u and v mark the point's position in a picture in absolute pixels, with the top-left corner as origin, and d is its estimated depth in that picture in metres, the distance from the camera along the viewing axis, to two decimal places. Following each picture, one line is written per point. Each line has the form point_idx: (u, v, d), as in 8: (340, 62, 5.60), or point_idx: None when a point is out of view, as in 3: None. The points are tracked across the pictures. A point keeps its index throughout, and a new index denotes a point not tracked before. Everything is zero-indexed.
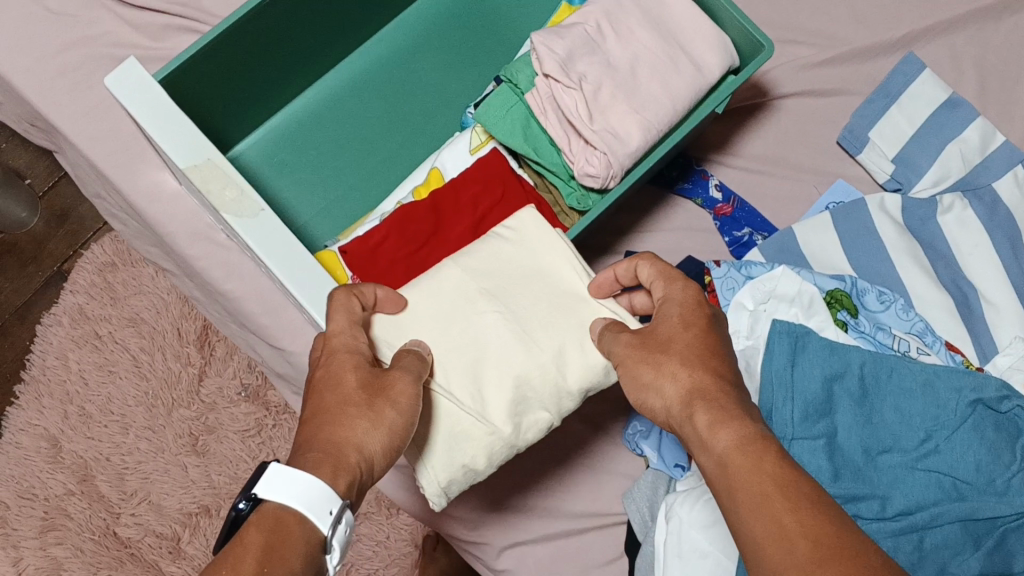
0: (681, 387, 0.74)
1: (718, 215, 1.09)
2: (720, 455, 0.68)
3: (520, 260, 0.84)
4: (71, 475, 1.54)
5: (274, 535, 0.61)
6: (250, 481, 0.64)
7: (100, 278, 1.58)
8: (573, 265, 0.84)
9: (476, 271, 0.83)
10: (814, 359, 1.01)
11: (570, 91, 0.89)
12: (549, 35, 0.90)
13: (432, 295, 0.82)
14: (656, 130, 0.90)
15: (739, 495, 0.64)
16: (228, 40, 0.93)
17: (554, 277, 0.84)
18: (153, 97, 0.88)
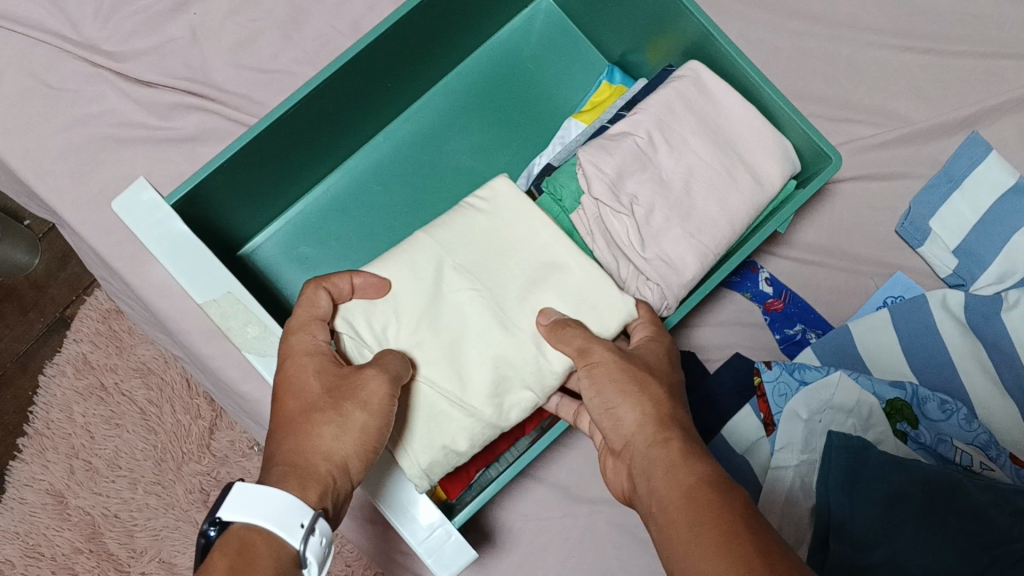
0: (641, 424, 0.72)
1: (768, 310, 1.03)
2: (671, 494, 0.65)
3: (496, 234, 0.82)
4: (79, 532, 1.47)
5: (245, 559, 0.58)
6: (215, 505, 0.62)
7: (104, 326, 1.53)
8: (554, 234, 0.81)
9: (452, 246, 0.80)
10: (872, 478, 0.91)
11: (620, 216, 0.82)
12: (597, 151, 0.82)
13: (412, 272, 0.79)
14: (712, 254, 0.83)
15: (696, 534, 0.60)
16: (258, 144, 0.89)
17: (532, 246, 0.82)
18: (166, 223, 0.81)
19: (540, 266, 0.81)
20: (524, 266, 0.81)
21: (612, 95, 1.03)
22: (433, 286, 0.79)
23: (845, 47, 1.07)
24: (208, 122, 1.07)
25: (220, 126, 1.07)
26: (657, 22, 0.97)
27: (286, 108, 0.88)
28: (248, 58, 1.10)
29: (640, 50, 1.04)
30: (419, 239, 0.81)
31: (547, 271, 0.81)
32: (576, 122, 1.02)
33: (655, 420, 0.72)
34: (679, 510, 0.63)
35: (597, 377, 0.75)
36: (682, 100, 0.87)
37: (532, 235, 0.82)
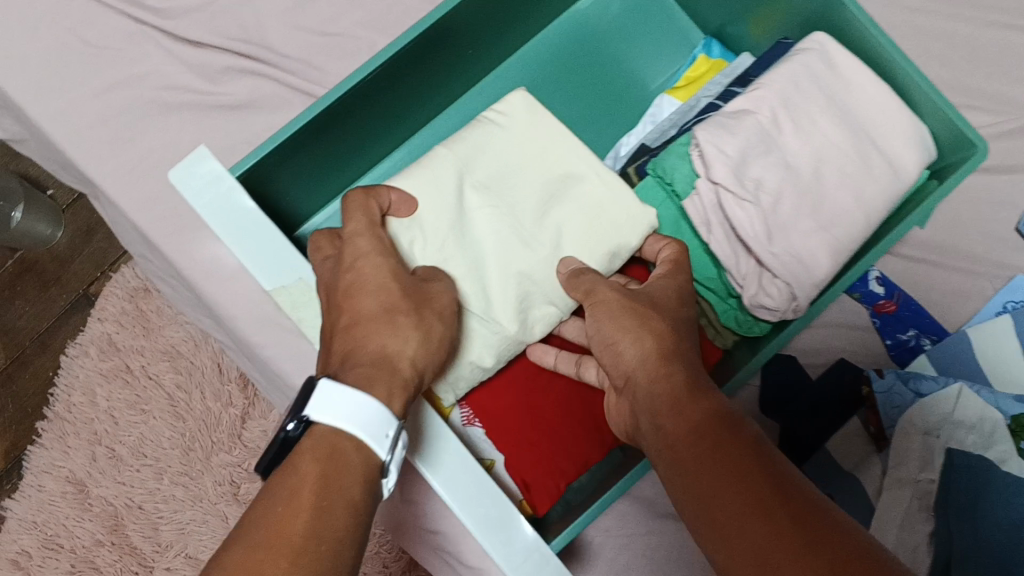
0: (641, 365, 0.65)
1: (879, 312, 0.95)
2: (692, 446, 0.57)
3: (511, 149, 0.78)
4: (100, 523, 1.38)
5: (335, 470, 0.51)
6: (298, 401, 0.53)
7: (131, 305, 1.43)
8: (572, 145, 0.78)
9: (469, 160, 0.76)
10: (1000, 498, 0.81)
11: (743, 204, 0.72)
12: (716, 130, 0.72)
13: (431, 184, 0.74)
14: (847, 250, 0.73)
15: (702, 488, 0.54)
16: (335, 111, 0.80)
17: (550, 159, 0.78)
18: (229, 198, 0.72)
19: (558, 179, 0.77)
20: (539, 178, 0.77)
21: (711, 69, 0.92)
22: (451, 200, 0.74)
23: (963, 26, 0.99)
24: (262, 88, 0.98)
25: (273, 92, 0.98)
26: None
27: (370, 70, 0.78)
28: (307, 20, 1.00)
29: (742, 23, 0.93)
30: (436, 154, 0.77)
31: (563, 184, 0.77)
32: (669, 99, 0.92)
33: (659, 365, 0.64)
34: (700, 464, 0.55)
35: (596, 313, 0.70)
36: (809, 75, 0.77)
37: (547, 150, 0.78)
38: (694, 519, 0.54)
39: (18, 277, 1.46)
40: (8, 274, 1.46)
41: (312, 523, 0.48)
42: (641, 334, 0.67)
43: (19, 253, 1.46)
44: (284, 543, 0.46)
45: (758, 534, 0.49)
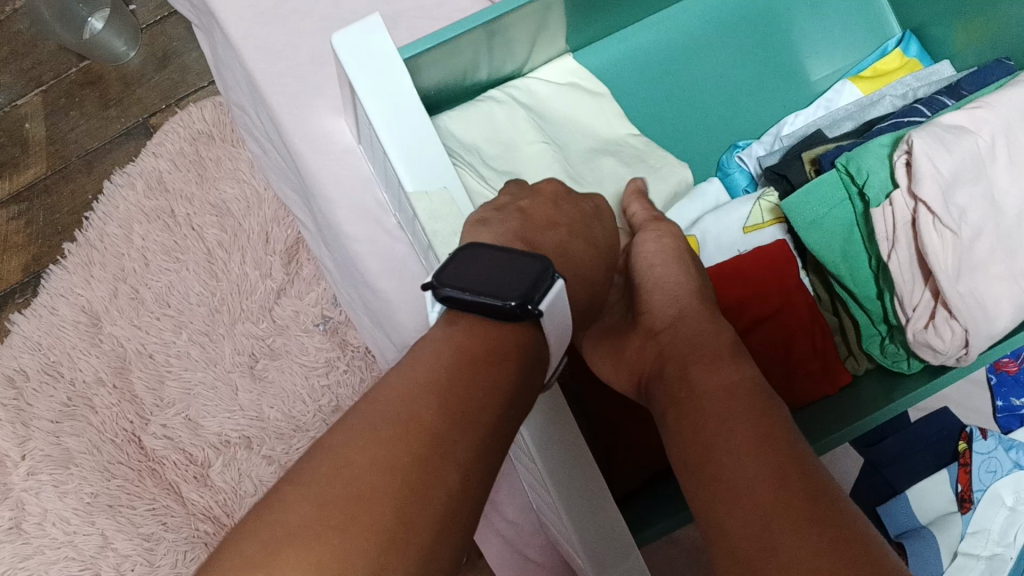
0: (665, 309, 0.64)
1: (998, 370, 0.89)
2: (704, 388, 0.56)
3: (568, 103, 0.84)
4: (107, 363, 1.32)
5: (507, 345, 0.49)
6: (522, 282, 0.50)
7: (191, 148, 1.36)
8: (612, 111, 0.86)
9: (532, 100, 0.82)
10: None
11: (941, 229, 0.65)
12: (933, 142, 0.65)
13: (488, 115, 0.78)
14: None
15: (729, 426, 0.52)
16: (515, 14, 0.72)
17: (595, 120, 0.85)
18: (391, 81, 0.64)
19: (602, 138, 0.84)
20: (586, 134, 0.83)
21: (903, 69, 0.87)
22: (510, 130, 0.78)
23: None
24: None
25: None
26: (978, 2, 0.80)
27: None
28: None
29: (948, 25, 0.85)
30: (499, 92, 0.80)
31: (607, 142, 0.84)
32: (852, 87, 0.86)
33: (689, 314, 0.63)
34: (721, 413, 0.53)
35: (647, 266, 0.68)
36: None
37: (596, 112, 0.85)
38: (685, 458, 0.53)
39: (80, 88, 1.38)
40: (70, 82, 1.38)
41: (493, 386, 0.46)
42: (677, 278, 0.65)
43: (86, 63, 1.39)
44: (469, 391, 0.45)
45: (765, 498, 0.47)
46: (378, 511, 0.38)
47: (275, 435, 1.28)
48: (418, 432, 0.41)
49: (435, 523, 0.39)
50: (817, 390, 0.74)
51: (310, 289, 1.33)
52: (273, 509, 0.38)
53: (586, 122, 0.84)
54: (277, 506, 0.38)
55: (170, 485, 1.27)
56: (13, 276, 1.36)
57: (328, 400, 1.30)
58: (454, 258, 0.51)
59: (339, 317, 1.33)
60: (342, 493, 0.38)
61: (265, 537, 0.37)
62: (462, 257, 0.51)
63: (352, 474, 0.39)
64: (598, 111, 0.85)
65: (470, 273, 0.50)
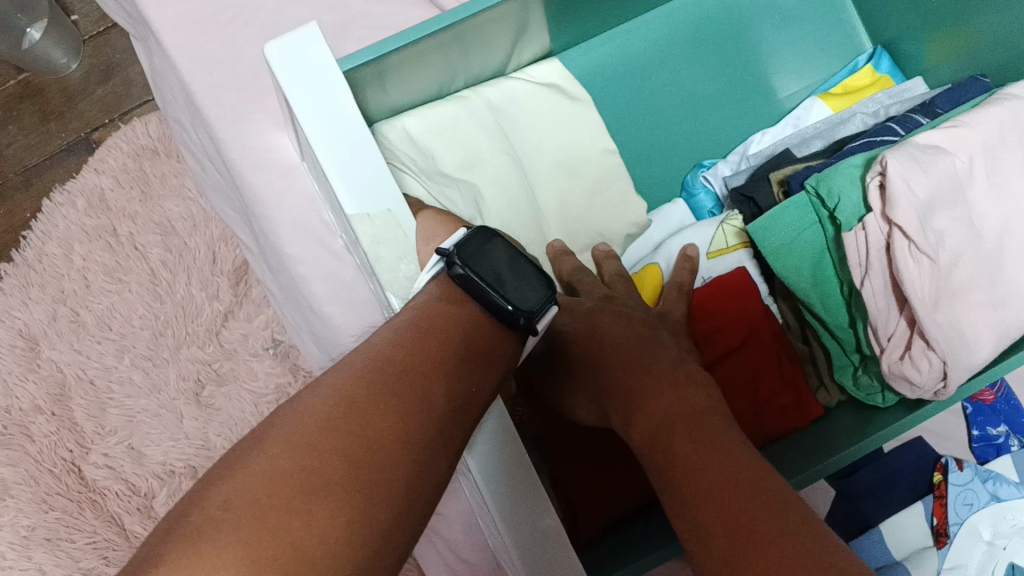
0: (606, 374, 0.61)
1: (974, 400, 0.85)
2: (700, 475, 0.50)
3: (546, 114, 0.79)
4: (45, 389, 1.25)
5: (496, 337, 0.55)
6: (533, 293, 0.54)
7: (135, 165, 1.30)
8: (591, 120, 0.81)
9: (500, 107, 0.77)
10: None
11: (917, 256, 0.61)
12: (909, 163, 0.62)
13: (448, 129, 0.74)
14: (1011, 335, 0.64)
15: (683, 447, 0.53)
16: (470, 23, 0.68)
17: (574, 130, 0.80)
18: (332, 96, 0.59)
19: (572, 153, 0.80)
20: (554, 148, 0.79)
21: (875, 85, 0.83)
22: (469, 148, 0.75)
23: None
24: None
25: None
26: (954, 17, 0.77)
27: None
28: None
29: (921, 39, 0.82)
30: (465, 98, 0.76)
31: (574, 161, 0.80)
32: (821, 104, 0.83)
33: (645, 386, 0.58)
34: (679, 438, 0.53)
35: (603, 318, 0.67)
36: (1016, 125, 0.66)
37: (576, 123, 0.80)
38: (669, 510, 0.51)
39: (18, 102, 1.32)
40: (7, 95, 1.32)
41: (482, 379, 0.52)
42: (618, 336, 0.63)
43: (24, 74, 1.32)
44: (468, 382, 0.51)
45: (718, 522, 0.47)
46: (387, 483, 0.44)
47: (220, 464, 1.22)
48: (424, 411, 0.47)
49: (423, 503, 0.46)
50: (785, 424, 0.70)
51: (260, 311, 1.28)
52: (295, 451, 0.43)
53: (562, 132, 0.80)
54: (292, 438, 0.43)
55: (112, 518, 1.21)
56: None
57: None
58: (483, 240, 0.55)
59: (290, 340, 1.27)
60: (361, 451, 0.44)
61: (287, 477, 0.42)
62: (485, 238, 0.55)
63: (366, 437, 0.44)
64: (577, 122, 0.80)
65: (488, 260, 0.54)
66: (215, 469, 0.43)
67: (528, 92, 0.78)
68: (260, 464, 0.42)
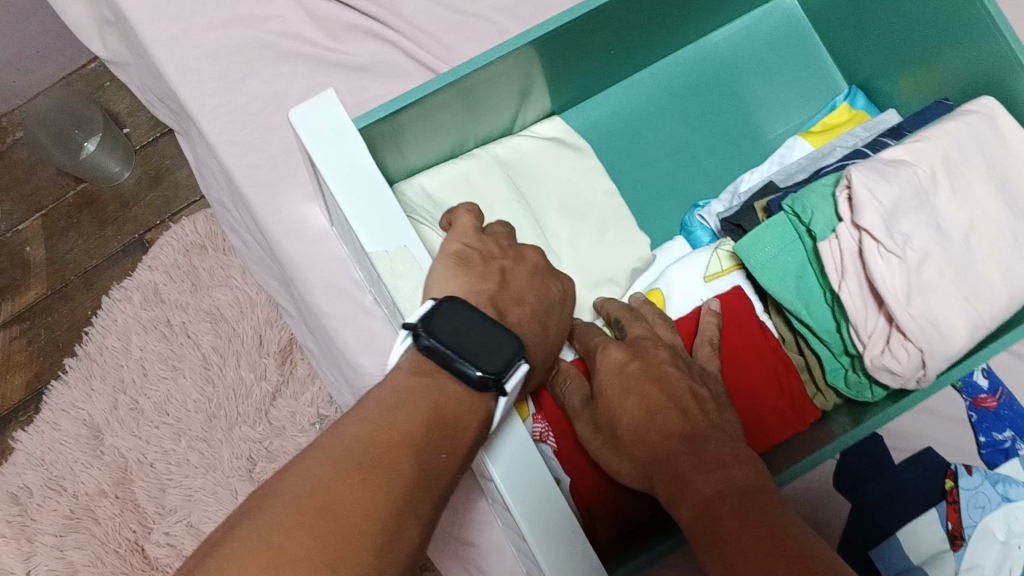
0: (644, 433, 0.64)
1: (977, 406, 0.89)
2: (745, 556, 0.52)
3: (552, 165, 0.87)
4: (108, 474, 1.33)
5: (467, 405, 0.55)
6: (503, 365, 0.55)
7: (185, 260, 1.40)
8: (592, 167, 0.88)
9: (506, 161, 0.85)
10: None
11: (888, 257, 0.67)
12: (873, 175, 0.68)
13: (459, 180, 0.83)
14: (985, 327, 0.68)
15: (725, 529, 0.54)
16: (474, 80, 0.76)
17: (577, 178, 0.87)
18: (349, 148, 0.68)
19: (578, 198, 0.87)
20: (560, 194, 0.86)
21: (851, 121, 0.90)
22: (481, 195, 0.83)
23: None
24: (384, 53, 0.95)
25: (398, 61, 0.95)
26: (917, 52, 0.84)
27: (511, 47, 0.75)
28: None
29: (893, 76, 0.89)
30: (475, 155, 0.85)
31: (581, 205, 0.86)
32: (803, 142, 0.89)
33: (695, 464, 0.60)
34: (725, 520, 0.55)
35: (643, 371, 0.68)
36: (973, 138, 0.72)
37: (579, 172, 0.87)
38: None
39: (77, 210, 1.43)
40: (68, 205, 1.43)
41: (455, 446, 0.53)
42: (656, 408, 0.65)
43: (83, 185, 1.44)
44: (438, 451, 0.52)
45: None
46: (358, 559, 0.46)
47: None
48: (394, 484, 0.49)
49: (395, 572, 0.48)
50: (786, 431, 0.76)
51: (305, 388, 1.36)
52: (266, 531, 0.45)
53: (568, 180, 0.87)
54: (265, 522, 0.45)
55: None
56: (16, 394, 1.39)
57: None
58: (450, 308, 0.56)
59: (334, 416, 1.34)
60: (327, 525, 0.46)
61: (259, 556, 0.44)
62: (452, 310, 0.55)
63: (337, 514, 0.46)
64: (580, 169, 0.87)
65: (458, 332, 0.55)
66: (192, 558, 0.45)
67: (534, 148, 0.87)
68: (234, 545, 0.44)
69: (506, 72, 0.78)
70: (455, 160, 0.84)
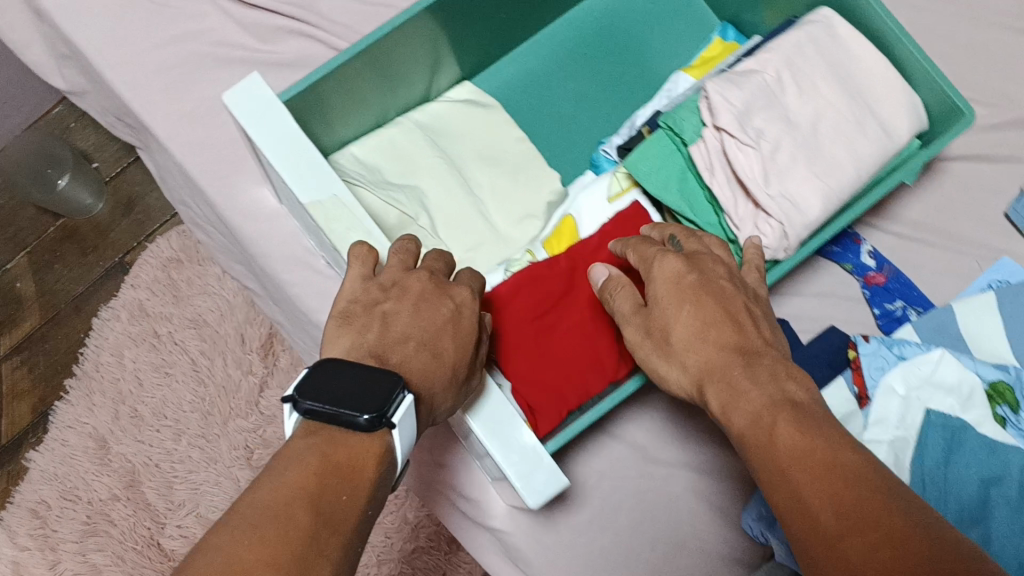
0: (696, 345, 0.71)
1: (869, 283, 1.01)
2: (799, 470, 0.60)
3: (467, 124, 0.99)
4: (118, 479, 1.43)
5: (360, 451, 0.59)
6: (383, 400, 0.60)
7: (164, 275, 1.51)
8: (501, 122, 1.00)
9: (426, 125, 0.97)
10: (970, 458, 0.89)
11: (745, 149, 0.79)
12: (725, 84, 0.80)
13: (386, 143, 0.94)
14: (838, 198, 0.80)
15: (782, 439, 0.63)
16: (383, 52, 0.88)
17: (489, 132, 0.99)
18: (277, 120, 0.78)
19: (492, 149, 0.98)
20: (477, 146, 0.98)
21: (725, 52, 1.02)
22: (407, 154, 0.94)
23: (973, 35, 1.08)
24: (310, 49, 1.07)
25: (324, 55, 1.07)
26: None
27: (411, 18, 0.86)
28: None
29: (756, 10, 1.01)
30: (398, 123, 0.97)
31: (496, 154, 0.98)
32: (685, 76, 1.00)
33: (753, 377, 0.68)
34: (780, 433, 0.63)
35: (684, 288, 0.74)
36: (813, 44, 0.84)
37: (491, 127, 0.99)
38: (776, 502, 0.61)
39: (59, 243, 1.55)
40: (50, 239, 1.55)
41: (354, 488, 0.57)
42: (712, 323, 0.72)
43: (62, 219, 1.55)
44: (338, 494, 0.56)
45: (824, 516, 0.57)
46: None
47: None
48: (300, 536, 0.52)
49: None
50: None
51: (289, 377, 1.47)
52: None
53: (482, 134, 0.99)
54: None
55: None
56: (24, 418, 1.49)
57: None
58: (314, 374, 0.61)
59: None
60: None
61: None
62: (320, 373, 0.61)
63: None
64: (492, 124, 1.00)
65: (331, 388, 0.61)
66: None
67: (449, 112, 0.99)
68: None
69: (412, 42, 0.90)
70: (382, 127, 0.96)
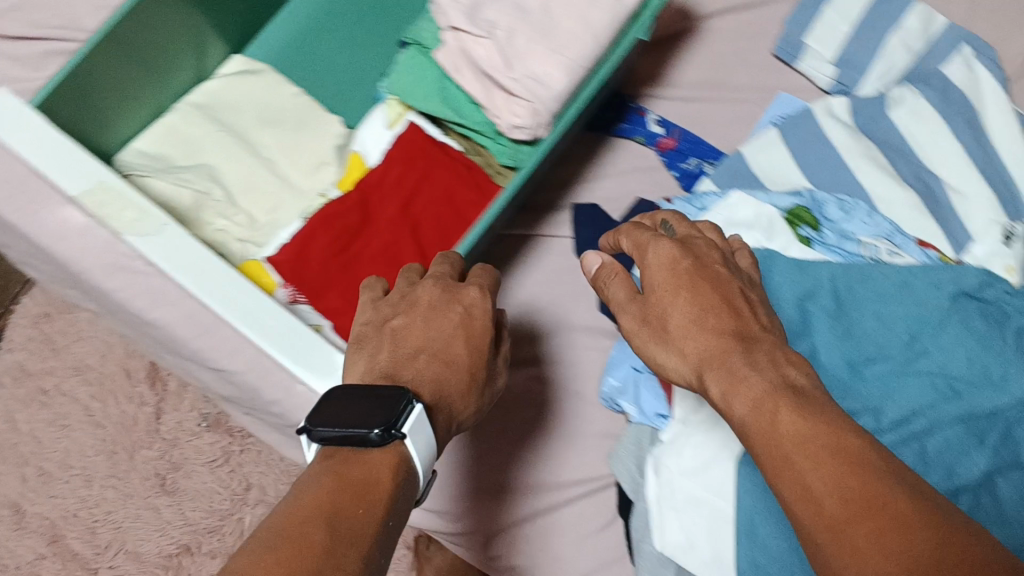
0: (694, 333, 0.67)
1: (662, 150, 1.09)
2: (796, 458, 0.56)
3: (240, 94, 1.01)
4: (40, 538, 1.41)
5: (370, 471, 0.57)
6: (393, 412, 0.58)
7: (36, 330, 1.53)
8: (273, 82, 1.02)
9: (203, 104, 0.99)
10: (779, 280, 0.88)
11: (481, 42, 0.87)
12: None
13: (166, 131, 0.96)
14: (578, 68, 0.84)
15: (779, 420, 0.58)
16: (126, 41, 0.89)
17: (264, 96, 1.02)
18: (35, 129, 0.80)
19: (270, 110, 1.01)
20: (256, 112, 1.01)
21: None
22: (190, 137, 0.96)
23: None
24: None
25: None
26: None
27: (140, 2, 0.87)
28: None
29: None
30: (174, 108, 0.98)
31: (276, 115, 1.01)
32: None
33: (748, 359, 0.64)
34: (777, 422, 0.58)
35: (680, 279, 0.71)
36: None
37: (264, 90, 1.02)
38: (779, 492, 0.56)
39: None
40: None
41: (376, 506, 0.56)
42: (708, 312, 0.68)
43: None
44: (354, 511, 0.54)
45: (823, 496, 0.53)
46: None
47: (207, 533, 1.40)
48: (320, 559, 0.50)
49: None
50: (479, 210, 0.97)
51: (182, 399, 1.48)
52: None
53: (258, 97, 1.01)
54: None
55: None
56: None
57: (239, 481, 1.44)
58: (321, 403, 0.60)
59: (215, 411, 1.48)
60: None
61: None
62: (325, 399, 0.60)
63: None
64: (265, 87, 1.02)
65: (334, 412, 0.59)
66: None
67: (221, 86, 1.01)
68: None
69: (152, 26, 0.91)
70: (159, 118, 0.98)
